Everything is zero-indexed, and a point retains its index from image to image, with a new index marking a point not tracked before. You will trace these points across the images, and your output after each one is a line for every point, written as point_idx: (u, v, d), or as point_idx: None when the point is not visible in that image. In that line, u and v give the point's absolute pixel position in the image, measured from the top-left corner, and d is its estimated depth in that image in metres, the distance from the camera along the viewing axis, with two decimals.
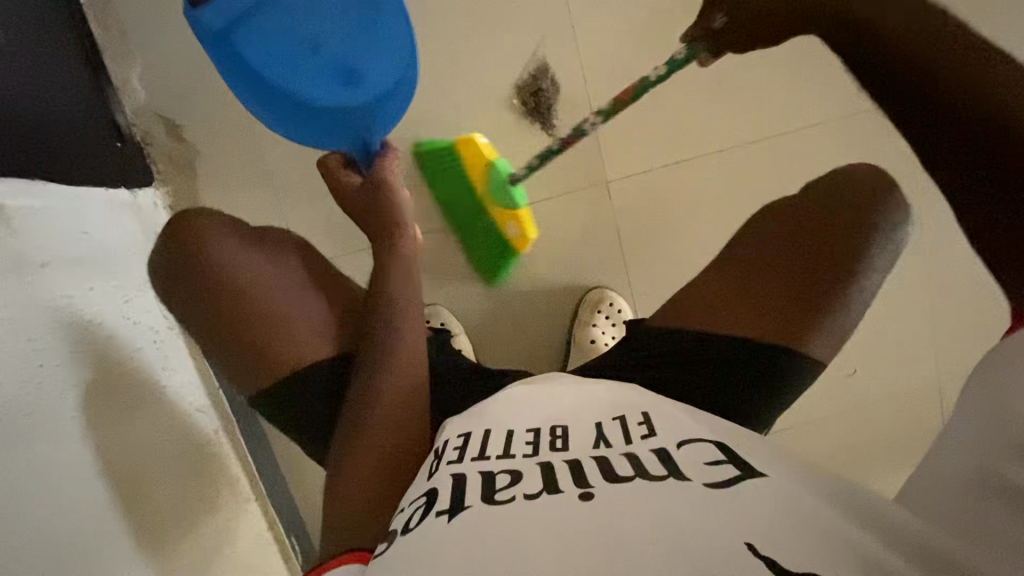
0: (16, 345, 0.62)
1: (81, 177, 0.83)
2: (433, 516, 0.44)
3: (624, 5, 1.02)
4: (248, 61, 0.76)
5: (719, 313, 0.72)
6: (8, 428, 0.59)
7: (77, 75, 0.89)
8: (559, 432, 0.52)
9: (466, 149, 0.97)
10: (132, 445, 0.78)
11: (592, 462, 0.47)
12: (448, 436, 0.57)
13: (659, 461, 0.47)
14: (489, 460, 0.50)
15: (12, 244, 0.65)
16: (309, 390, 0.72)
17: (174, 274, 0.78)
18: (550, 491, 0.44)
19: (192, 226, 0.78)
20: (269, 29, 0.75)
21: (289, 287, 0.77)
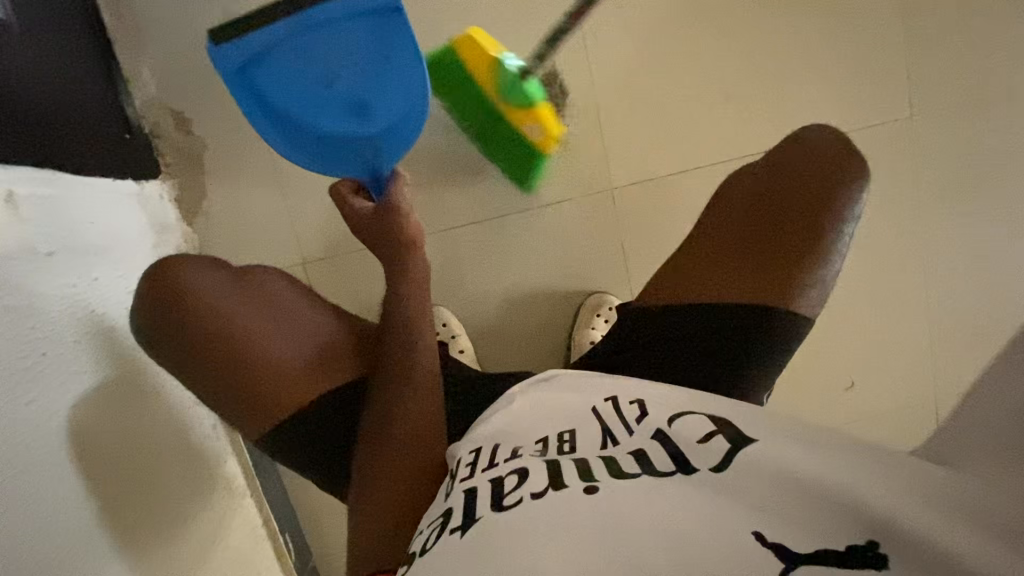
0: (21, 332, 0.62)
1: (90, 167, 0.83)
2: (446, 535, 0.46)
3: (636, 14, 1.03)
4: (267, 96, 0.76)
5: (696, 284, 0.73)
6: (10, 414, 0.59)
7: (90, 66, 0.89)
8: (567, 436, 0.53)
9: (471, 49, 0.92)
10: (132, 441, 0.78)
11: (599, 461, 0.48)
12: (461, 453, 0.58)
13: (665, 451, 0.48)
14: (497, 468, 0.51)
15: (20, 230, 0.65)
16: (324, 428, 0.74)
17: (159, 325, 0.75)
18: (555, 487, 0.46)
19: (175, 276, 0.75)
20: (287, 67, 0.75)
21: (289, 329, 0.77)
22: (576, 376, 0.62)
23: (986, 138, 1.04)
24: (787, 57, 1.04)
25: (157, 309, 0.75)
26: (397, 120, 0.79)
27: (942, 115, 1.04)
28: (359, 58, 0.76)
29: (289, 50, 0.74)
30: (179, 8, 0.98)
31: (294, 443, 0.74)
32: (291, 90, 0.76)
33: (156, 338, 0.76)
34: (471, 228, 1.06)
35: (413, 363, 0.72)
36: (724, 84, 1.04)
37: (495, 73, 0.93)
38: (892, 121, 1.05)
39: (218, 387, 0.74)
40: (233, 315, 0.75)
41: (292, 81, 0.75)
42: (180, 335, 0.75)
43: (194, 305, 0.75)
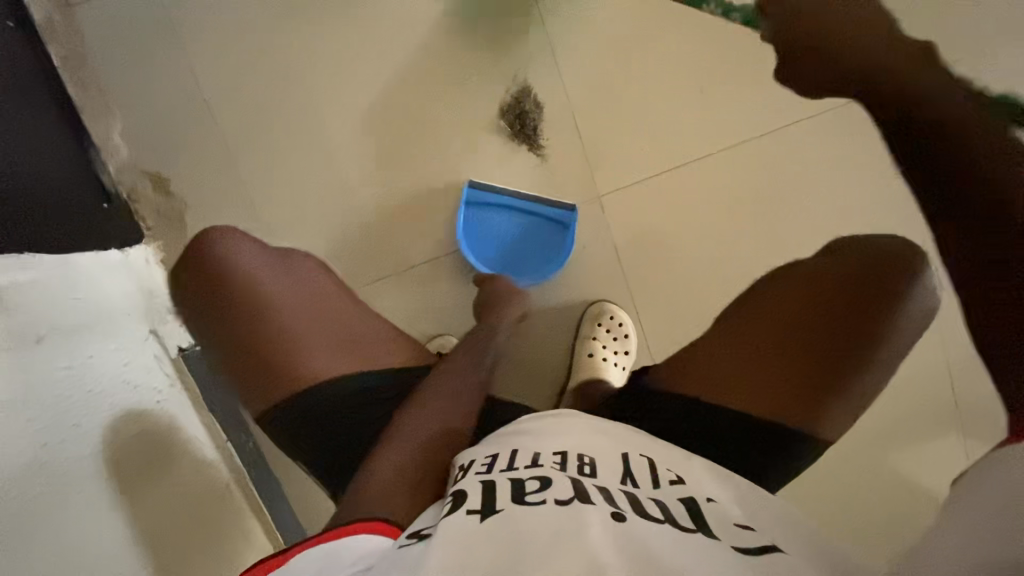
0: (17, 427, 0.59)
1: (68, 243, 0.81)
2: (462, 514, 0.44)
3: (600, 22, 1.03)
4: (471, 217, 1.03)
5: (731, 386, 0.70)
6: (16, 516, 0.56)
7: (59, 138, 0.88)
8: (586, 460, 0.52)
9: None
10: (151, 508, 0.76)
11: (622, 495, 0.47)
12: (475, 454, 0.57)
13: (689, 514, 0.46)
14: (516, 470, 0.50)
15: (8, 321, 0.63)
16: (333, 410, 0.71)
17: (201, 293, 0.78)
18: (581, 499, 0.44)
19: (229, 246, 0.78)
20: (491, 214, 1.03)
21: (321, 305, 0.78)
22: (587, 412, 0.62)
23: None
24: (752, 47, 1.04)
25: (202, 275, 0.78)
26: (540, 275, 1.03)
27: None
28: (543, 235, 1.04)
29: (506, 209, 1.03)
30: (144, 72, 0.97)
31: (297, 420, 0.71)
32: (485, 230, 1.03)
33: (196, 307, 0.79)
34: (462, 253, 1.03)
35: (465, 378, 0.75)
36: (697, 77, 1.04)
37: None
38: None
39: (237, 355, 0.75)
40: (274, 290, 0.77)
41: (492, 228, 1.03)
42: (216, 304, 0.77)
43: (236, 273, 0.76)
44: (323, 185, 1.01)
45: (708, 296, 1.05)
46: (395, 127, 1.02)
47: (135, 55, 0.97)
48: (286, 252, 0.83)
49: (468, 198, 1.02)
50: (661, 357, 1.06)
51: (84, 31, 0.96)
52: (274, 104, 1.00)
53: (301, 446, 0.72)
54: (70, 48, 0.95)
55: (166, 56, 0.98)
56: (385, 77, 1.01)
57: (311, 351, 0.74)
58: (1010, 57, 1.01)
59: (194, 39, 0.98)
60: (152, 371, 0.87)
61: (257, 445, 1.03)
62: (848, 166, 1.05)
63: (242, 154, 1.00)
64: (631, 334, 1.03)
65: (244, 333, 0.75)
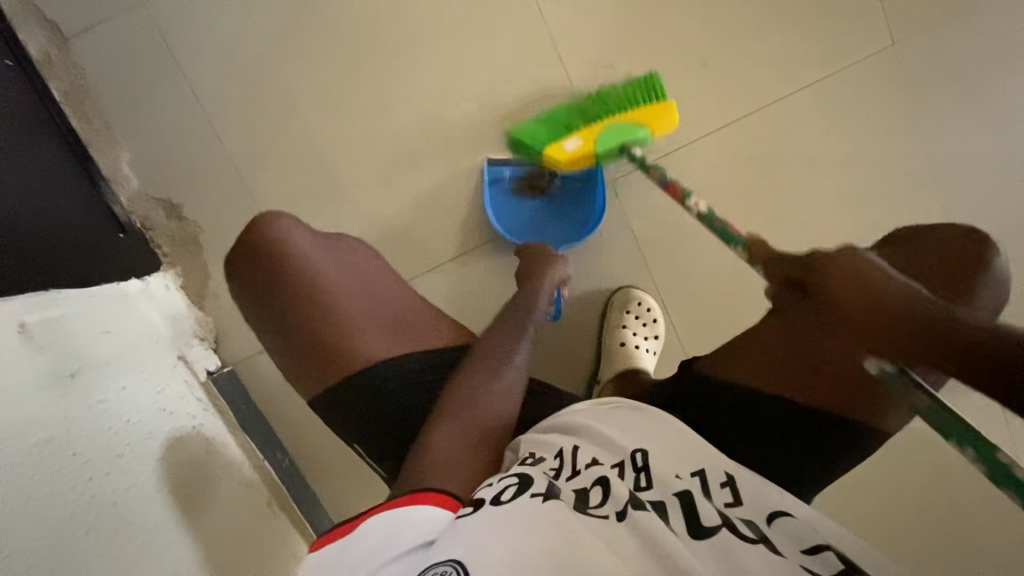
0: (62, 462, 0.59)
1: (87, 276, 0.81)
2: (528, 496, 0.49)
3: (598, 6, 1.02)
4: (498, 195, 1.03)
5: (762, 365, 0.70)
6: (71, 551, 0.55)
7: (69, 175, 0.88)
8: (641, 462, 0.54)
9: (658, 106, 0.93)
10: (200, 536, 0.75)
11: (677, 502, 0.49)
12: (535, 445, 0.60)
13: (751, 525, 0.47)
14: (579, 474, 0.53)
15: (41, 359, 0.62)
16: (375, 397, 0.71)
17: (246, 273, 0.75)
18: (636, 506, 0.48)
19: (275, 228, 0.74)
20: (517, 188, 1.03)
21: (368, 286, 0.76)
22: (634, 407, 0.62)
23: (965, 53, 1.04)
24: (750, 20, 1.04)
25: (247, 254, 0.74)
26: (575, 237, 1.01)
27: (919, 38, 1.04)
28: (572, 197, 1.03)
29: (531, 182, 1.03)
30: (145, 100, 0.97)
31: (341, 403, 0.72)
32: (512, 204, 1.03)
33: (239, 287, 0.76)
34: (480, 252, 1.03)
35: (515, 351, 0.73)
36: (699, 52, 1.04)
37: (606, 126, 0.94)
38: (870, 55, 1.04)
39: (281, 340, 0.74)
40: (323, 275, 0.74)
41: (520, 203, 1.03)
42: (261, 289, 0.74)
43: (278, 259, 0.73)
44: (335, 199, 1.01)
45: (732, 273, 1.04)
46: (401, 130, 1.01)
47: (135, 84, 0.97)
48: (326, 232, 0.78)
49: (491, 180, 1.03)
50: (691, 337, 1.05)
51: (83, 64, 0.95)
52: (281, 120, 0.99)
53: (344, 428, 0.74)
54: (70, 82, 0.94)
55: (168, 82, 0.97)
56: (389, 82, 1.00)
57: (363, 335, 0.73)
58: (994, 10, 1.04)
59: (192, 62, 0.98)
60: (184, 398, 0.87)
61: (293, 463, 1.02)
62: (856, 128, 1.05)
63: (251, 174, 0.99)
64: (658, 318, 1.02)
65: (289, 318, 0.73)
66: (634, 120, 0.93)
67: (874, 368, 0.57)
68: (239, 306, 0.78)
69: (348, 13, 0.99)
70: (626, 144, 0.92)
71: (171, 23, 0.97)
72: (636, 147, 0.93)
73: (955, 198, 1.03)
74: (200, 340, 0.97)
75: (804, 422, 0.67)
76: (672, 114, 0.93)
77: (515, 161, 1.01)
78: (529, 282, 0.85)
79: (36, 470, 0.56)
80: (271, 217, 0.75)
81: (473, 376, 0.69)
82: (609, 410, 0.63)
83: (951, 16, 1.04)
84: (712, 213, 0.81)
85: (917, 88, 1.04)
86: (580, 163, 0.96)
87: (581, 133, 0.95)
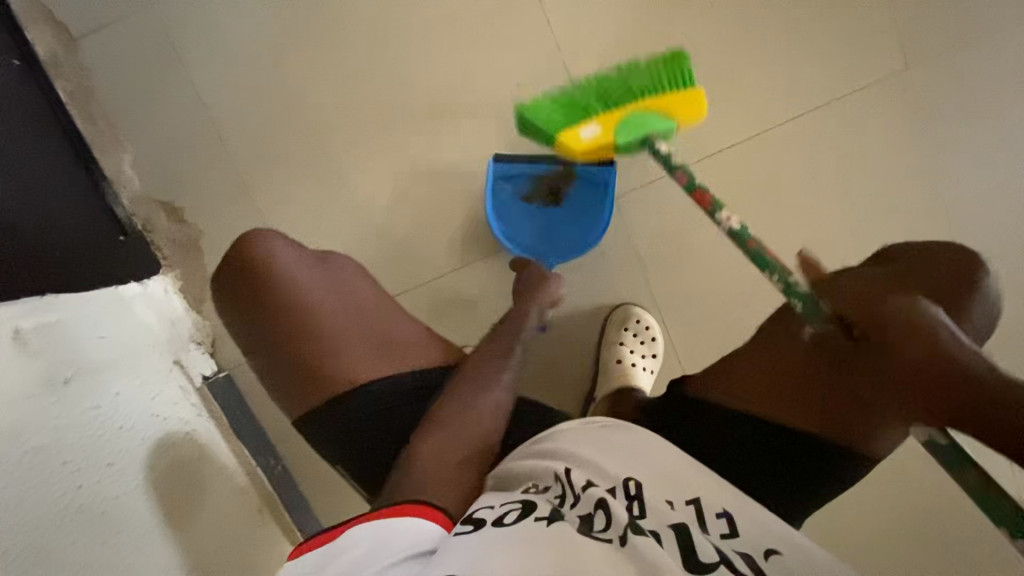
0: (53, 471, 0.59)
1: (86, 278, 0.80)
2: (532, 521, 0.49)
3: (609, 21, 1.02)
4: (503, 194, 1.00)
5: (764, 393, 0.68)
6: (58, 563, 0.55)
7: (72, 176, 0.88)
8: (634, 490, 0.52)
9: (686, 92, 0.78)
10: (189, 543, 0.75)
11: (673, 533, 0.48)
12: (535, 464, 0.58)
13: (745, 561, 0.47)
14: (579, 497, 0.52)
15: (34, 364, 0.62)
16: (361, 418, 0.71)
17: (233, 288, 0.74)
18: (636, 531, 0.47)
19: (263, 246, 0.74)
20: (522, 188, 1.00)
21: (353, 303, 0.75)
22: (623, 428, 0.61)
23: (981, 79, 1.03)
24: (759, 38, 1.03)
25: (234, 269, 0.74)
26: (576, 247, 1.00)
27: (933, 63, 1.03)
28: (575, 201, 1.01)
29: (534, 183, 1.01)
30: (150, 103, 0.97)
31: (325, 424, 0.72)
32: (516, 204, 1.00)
33: (226, 301, 0.76)
34: (480, 265, 1.02)
35: (503, 368, 0.73)
36: (708, 70, 1.03)
37: (624, 114, 0.79)
38: (883, 79, 1.03)
39: (267, 356, 0.74)
40: (310, 292, 0.73)
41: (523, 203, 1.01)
42: (248, 306, 0.74)
43: (264, 276, 0.73)
44: (336, 205, 1.00)
45: (733, 294, 1.04)
46: (405, 140, 1.01)
47: (141, 86, 0.97)
48: (313, 249, 0.78)
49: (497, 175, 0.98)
50: (689, 357, 1.04)
51: (89, 64, 0.95)
52: (285, 126, 0.99)
53: (328, 449, 0.73)
54: (75, 83, 0.94)
55: (173, 84, 0.97)
56: (395, 91, 1.00)
57: (349, 352, 0.73)
58: (1010, 37, 1.02)
59: (198, 66, 0.97)
60: (178, 403, 0.87)
61: (286, 469, 1.03)
62: (864, 153, 1.03)
63: (254, 179, 0.99)
64: (657, 337, 1.02)
65: (277, 334, 0.72)
66: (658, 106, 0.78)
67: (922, 437, 0.58)
68: (226, 320, 0.77)
69: (356, 20, 0.99)
70: (649, 135, 0.77)
71: (178, 24, 0.97)
72: (659, 140, 0.78)
73: (964, 226, 1.02)
74: (197, 344, 0.97)
75: (796, 452, 0.66)
76: (700, 106, 0.78)
77: (518, 159, 0.98)
78: (522, 300, 0.84)
79: (24, 480, 0.55)
80: (255, 235, 0.75)
81: (459, 395, 0.68)
82: (597, 430, 0.61)
83: (967, 41, 1.03)
84: (747, 235, 0.70)
85: (929, 113, 1.03)
86: (594, 155, 0.81)
87: (600, 118, 0.79)
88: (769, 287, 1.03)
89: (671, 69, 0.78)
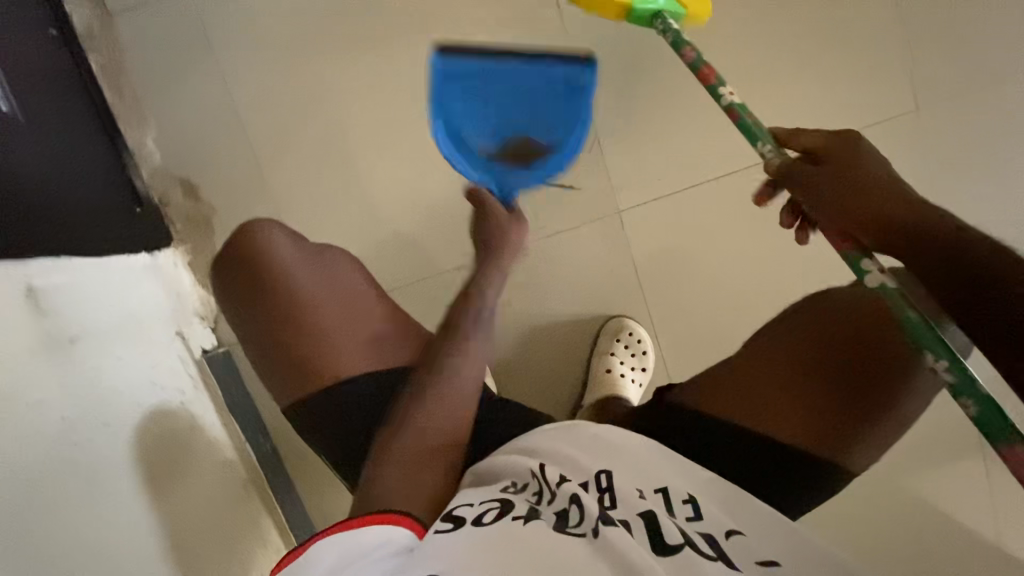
0: (50, 424, 0.62)
1: (99, 244, 0.83)
2: (509, 520, 0.51)
3: (628, 38, 1.04)
4: (454, 102, 0.96)
5: (751, 398, 0.69)
6: (43, 512, 0.57)
7: (97, 147, 0.91)
8: (605, 482, 0.54)
9: None
10: (173, 508, 0.77)
11: (642, 521, 0.50)
12: (511, 459, 0.60)
13: (707, 541, 0.50)
14: (554, 493, 0.54)
15: (41, 323, 0.65)
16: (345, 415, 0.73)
17: (228, 276, 0.78)
18: (607, 523, 0.49)
19: (254, 235, 0.77)
20: (466, 91, 0.96)
21: (335, 298, 0.77)
22: (596, 425, 0.62)
23: (990, 125, 1.04)
24: (773, 68, 1.05)
25: (230, 257, 0.78)
26: (535, 172, 0.99)
27: (944, 106, 1.05)
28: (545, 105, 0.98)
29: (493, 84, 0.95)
30: (178, 81, 1.00)
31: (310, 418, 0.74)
32: (473, 113, 0.97)
33: (221, 287, 0.79)
34: None
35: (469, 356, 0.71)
36: None
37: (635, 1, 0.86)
38: (892, 117, 1.05)
39: (257, 346, 0.76)
40: (293, 286, 0.75)
41: (479, 104, 0.96)
42: (240, 295, 0.77)
43: (253, 268, 0.76)
44: (347, 195, 1.03)
45: (726, 316, 1.05)
46: (419, 138, 1.03)
47: (170, 65, 1.00)
48: (301, 238, 0.80)
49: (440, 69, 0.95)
50: (679, 374, 1.06)
51: (122, 41, 0.99)
52: (304, 114, 1.02)
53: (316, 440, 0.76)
54: (108, 57, 0.98)
55: (201, 65, 1.01)
56: (413, 90, 1.03)
57: (333, 342, 0.75)
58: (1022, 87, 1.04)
59: (227, 49, 1.01)
60: (176, 373, 0.89)
61: (275, 448, 1.05)
62: None
63: (270, 162, 1.02)
64: (648, 351, 1.03)
65: (264, 324, 0.75)
66: None
67: (874, 284, 0.61)
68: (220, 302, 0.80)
69: (383, 19, 1.02)
70: (662, 12, 0.86)
71: (211, 8, 1.00)
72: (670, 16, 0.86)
73: None
74: (200, 318, 0.99)
75: (779, 469, 0.67)
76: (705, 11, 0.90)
77: (468, 54, 0.95)
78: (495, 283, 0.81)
79: (22, 429, 0.58)
80: (247, 223, 0.78)
81: (423, 389, 0.67)
82: (566, 428, 0.63)
83: (979, 87, 1.04)
84: (747, 110, 0.76)
85: (937, 153, 1.04)
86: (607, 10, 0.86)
87: None
88: (762, 312, 1.05)
89: None
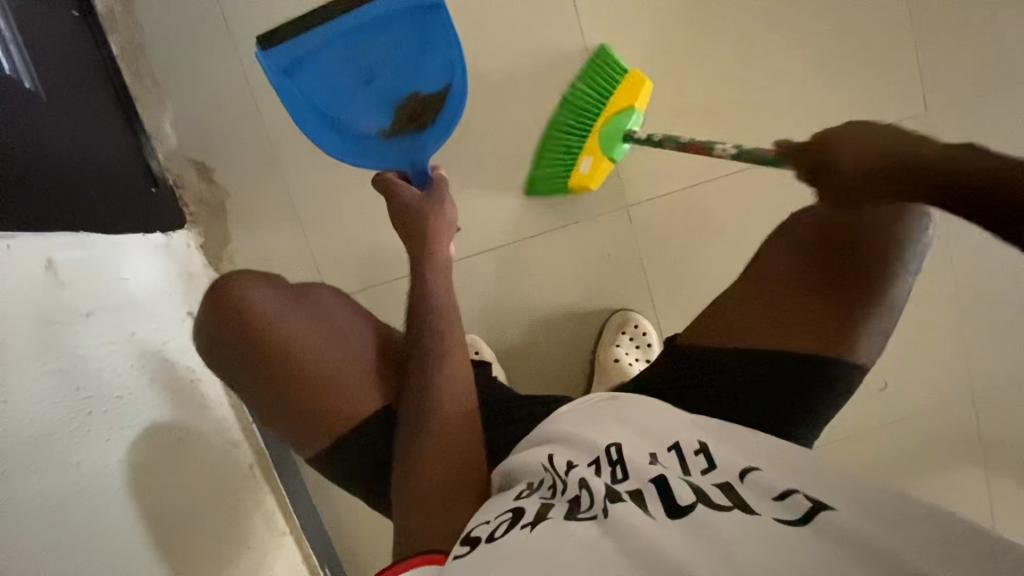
0: (66, 396, 0.63)
1: (117, 222, 0.85)
2: (519, 529, 0.50)
3: (641, 33, 1.05)
4: (316, 87, 0.86)
5: (748, 324, 0.70)
6: (59, 479, 0.59)
7: (115, 128, 0.92)
8: (615, 454, 0.54)
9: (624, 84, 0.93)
10: (177, 481, 0.79)
11: (651, 487, 0.50)
12: (526, 464, 0.60)
13: (721, 491, 0.48)
14: (566, 487, 0.53)
15: (57, 298, 0.66)
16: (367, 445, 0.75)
17: (217, 334, 0.78)
18: (614, 501, 0.49)
19: (236, 295, 0.77)
20: (315, 72, 0.85)
21: (327, 345, 0.77)
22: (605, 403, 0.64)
23: (997, 128, 1.05)
24: (785, 67, 1.06)
25: (217, 318, 0.78)
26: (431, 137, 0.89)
27: (953, 109, 1.06)
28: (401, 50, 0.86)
29: (334, 57, 0.85)
30: (195, 65, 1.02)
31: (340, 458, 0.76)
32: (336, 84, 0.86)
33: (211, 344, 0.79)
34: (490, 255, 1.06)
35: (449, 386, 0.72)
36: (732, 91, 1.06)
37: (613, 114, 0.94)
38: (901, 118, 1.06)
39: (263, 398, 0.76)
40: (284, 339, 0.76)
41: (336, 83, 0.86)
42: (234, 352, 0.77)
43: (241, 322, 0.76)
44: (360, 182, 1.05)
45: None
46: None
47: (188, 49, 1.01)
48: (286, 289, 0.81)
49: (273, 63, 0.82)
50: None
51: (141, 23, 1.00)
52: None
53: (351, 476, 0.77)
54: (128, 39, 0.99)
55: (218, 50, 1.02)
56: None
57: (343, 391, 0.76)
58: None
59: (244, 34, 1.02)
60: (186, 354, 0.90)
61: None
62: None
63: (284, 148, 1.04)
64: (653, 343, 1.04)
65: (265, 377, 0.75)
66: (619, 108, 0.94)
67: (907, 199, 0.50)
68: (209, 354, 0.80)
69: None
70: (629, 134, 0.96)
71: None
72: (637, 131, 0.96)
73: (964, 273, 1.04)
74: None
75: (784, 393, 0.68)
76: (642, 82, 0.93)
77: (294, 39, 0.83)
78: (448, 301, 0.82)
79: (40, 397, 0.59)
80: (222, 280, 0.79)
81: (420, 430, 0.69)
82: (570, 421, 0.63)
83: (988, 91, 1.05)
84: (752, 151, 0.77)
85: None
86: (601, 173, 1.01)
87: (586, 151, 0.98)
88: None
89: (606, 69, 0.95)
